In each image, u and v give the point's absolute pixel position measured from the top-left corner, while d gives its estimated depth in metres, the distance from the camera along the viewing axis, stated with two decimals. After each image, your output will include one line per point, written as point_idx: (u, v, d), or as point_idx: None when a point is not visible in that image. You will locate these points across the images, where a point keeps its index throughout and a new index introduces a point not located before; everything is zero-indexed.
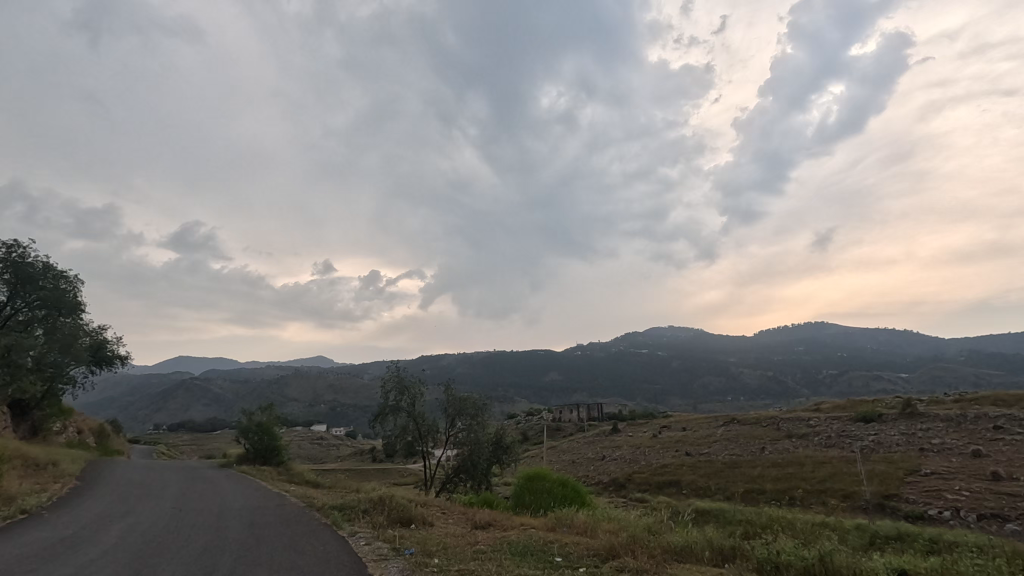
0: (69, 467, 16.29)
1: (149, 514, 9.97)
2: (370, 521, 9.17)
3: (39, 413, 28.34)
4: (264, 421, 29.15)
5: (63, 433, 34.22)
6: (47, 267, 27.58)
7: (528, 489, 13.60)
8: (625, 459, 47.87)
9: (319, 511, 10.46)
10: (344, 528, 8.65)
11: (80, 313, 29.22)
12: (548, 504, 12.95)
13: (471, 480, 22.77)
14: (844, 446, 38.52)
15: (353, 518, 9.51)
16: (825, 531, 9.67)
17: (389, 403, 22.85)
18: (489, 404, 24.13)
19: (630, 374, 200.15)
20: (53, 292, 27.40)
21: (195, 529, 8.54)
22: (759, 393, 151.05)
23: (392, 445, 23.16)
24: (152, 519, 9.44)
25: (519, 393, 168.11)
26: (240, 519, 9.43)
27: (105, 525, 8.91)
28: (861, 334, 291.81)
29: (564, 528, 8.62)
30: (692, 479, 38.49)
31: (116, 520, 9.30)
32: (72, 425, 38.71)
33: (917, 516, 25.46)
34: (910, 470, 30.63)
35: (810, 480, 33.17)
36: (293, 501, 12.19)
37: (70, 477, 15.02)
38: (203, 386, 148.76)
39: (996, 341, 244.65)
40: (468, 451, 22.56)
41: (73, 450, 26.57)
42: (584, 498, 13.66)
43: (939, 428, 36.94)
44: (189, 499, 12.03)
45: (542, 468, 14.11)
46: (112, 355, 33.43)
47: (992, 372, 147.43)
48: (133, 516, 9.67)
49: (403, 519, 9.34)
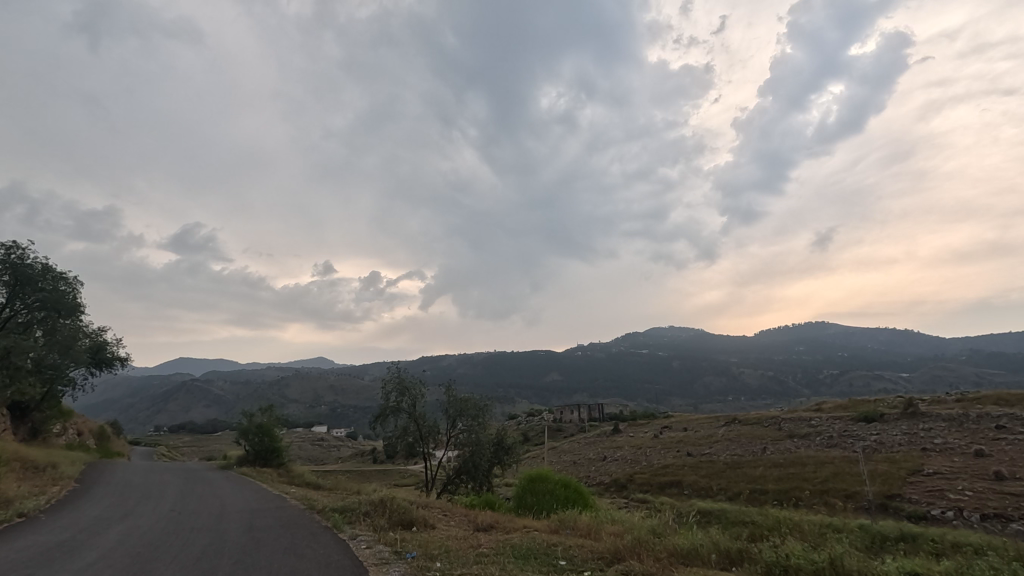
0: (68, 470, 16.21)
1: (147, 517, 9.85)
2: (372, 523, 9.08)
3: (39, 415, 28.28)
4: (265, 422, 29.04)
5: (63, 435, 34.13)
6: (47, 269, 27.45)
7: (530, 490, 13.49)
8: (627, 459, 47.75)
9: (319, 513, 10.37)
10: (345, 531, 8.55)
11: (80, 315, 29.10)
12: (549, 506, 12.85)
13: (472, 481, 22.68)
14: (846, 446, 38.39)
15: (354, 520, 9.41)
16: (830, 533, 9.51)
17: (389, 404, 22.74)
18: (490, 405, 24.02)
19: (631, 374, 199.99)
20: (53, 294, 27.27)
21: (193, 532, 8.45)
22: (759, 393, 150.83)
23: (393, 446, 23.07)
24: (151, 522, 9.36)
25: (520, 393, 167.94)
26: (238, 522, 9.34)
27: (103, 528, 8.80)
28: (861, 334, 291.34)
29: (568, 531, 8.52)
30: (694, 479, 38.39)
31: (114, 523, 9.20)
32: (72, 426, 38.67)
33: (919, 516, 25.34)
34: (912, 470, 30.49)
35: (812, 480, 33.06)
36: (293, 504, 12.10)
37: (69, 479, 14.91)
38: (204, 388, 148.68)
39: (997, 341, 244.08)
40: (469, 452, 22.43)
41: (73, 452, 26.50)
42: (586, 500, 13.56)
43: (941, 428, 36.79)
44: (189, 502, 11.95)
45: (543, 470, 14.01)
46: (112, 356, 33.34)
47: (994, 372, 146.82)
48: (131, 519, 9.60)
49: (404, 521, 9.24)
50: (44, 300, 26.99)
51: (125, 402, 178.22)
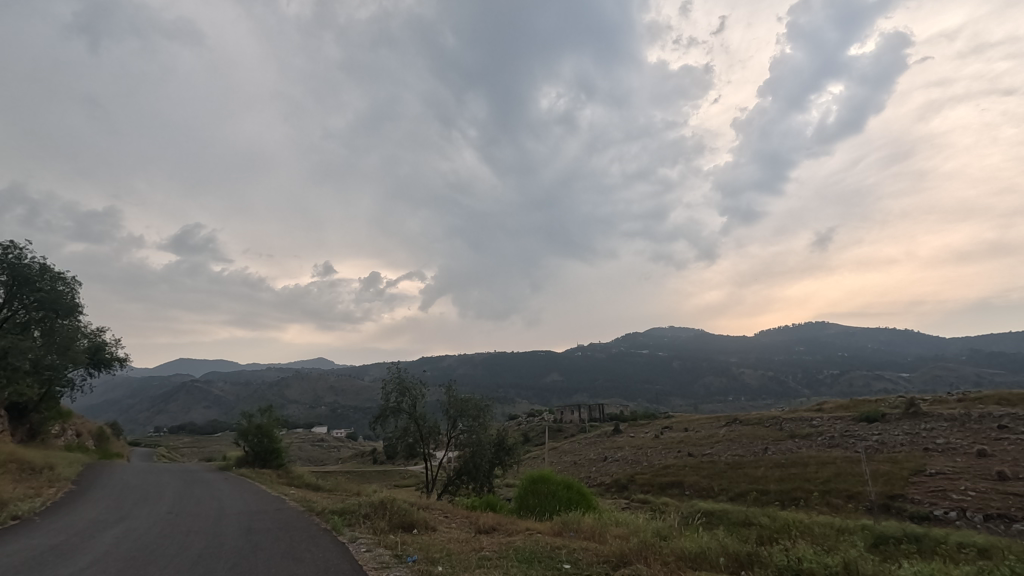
0: (65, 471, 16.02)
1: (145, 519, 9.76)
2: (371, 525, 8.93)
3: (37, 416, 28.11)
4: (264, 423, 28.87)
5: (62, 436, 33.95)
6: (44, 268, 27.28)
7: (532, 491, 13.33)
8: (628, 460, 47.61)
9: (319, 516, 10.18)
10: (345, 533, 8.42)
11: (78, 315, 28.92)
12: (551, 507, 12.69)
13: (473, 482, 22.53)
14: (848, 446, 38.24)
15: (354, 522, 9.28)
16: (837, 535, 9.31)
17: (390, 404, 22.59)
18: (491, 405, 23.87)
19: (631, 374, 199.83)
20: (51, 294, 27.10)
21: (190, 534, 8.33)
22: (760, 393, 150.71)
23: (393, 447, 22.93)
24: (147, 524, 9.24)
25: (520, 394, 167.94)
26: (236, 524, 9.23)
27: (98, 530, 8.67)
28: (862, 334, 291.05)
29: (571, 533, 8.37)
30: (695, 480, 38.27)
31: (110, 526, 9.07)
32: (71, 427, 38.56)
33: (922, 516, 25.20)
34: (915, 470, 30.36)
35: (813, 481, 32.94)
36: (293, 504, 12.02)
37: (65, 481, 14.75)
38: (204, 389, 148.63)
39: (998, 340, 243.74)
40: (470, 453, 22.25)
41: (73, 454, 26.32)
42: (590, 501, 13.43)
43: (943, 428, 36.60)
44: (186, 503, 11.83)
45: (545, 470, 13.85)
46: (111, 356, 33.16)
47: (996, 372, 146.34)
48: (127, 522, 9.48)
49: (404, 523, 9.09)
50: (42, 300, 26.82)
51: (125, 403, 178.19)
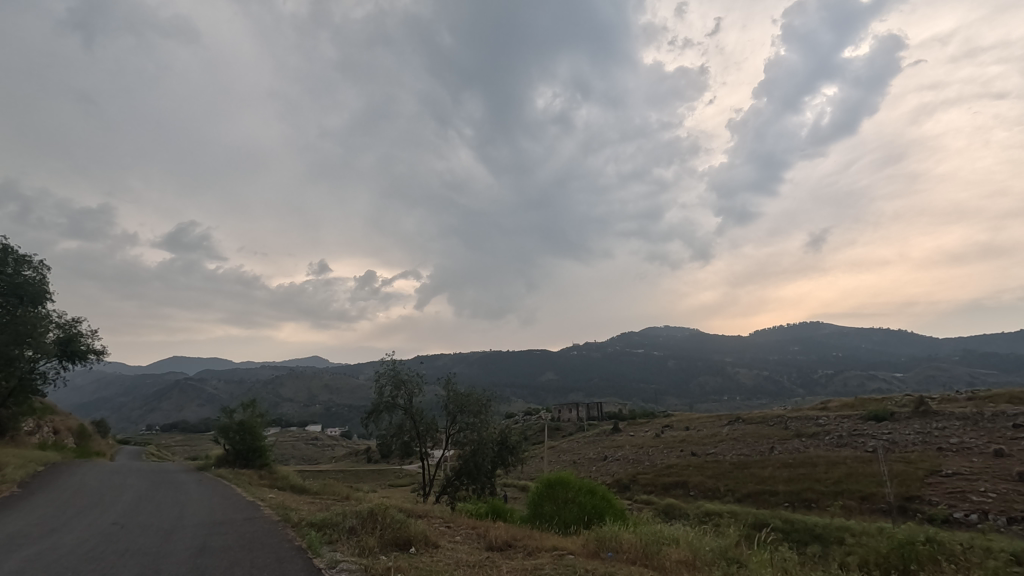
0: (11, 473, 13.98)
1: (81, 534, 8.04)
2: (358, 544, 7.10)
3: (5, 412, 25.76)
4: (247, 420, 26.86)
5: (37, 434, 31.89)
6: (6, 252, 25.68)
7: (547, 498, 11.54)
8: (628, 459, 46.11)
9: (294, 529, 8.41)
10: (322, 555, 6.61)
11: (44, 303, 27.08)
12: (570, 520, 10.89)
13: (474, 483, 20.73)
14: (857, 446, 36.65)
15: (336, 539, 7.49)
16: None
17: (384, 399, 20.82)
18: (492, 401, 21.93)
19: (626, 372, 198.41)
20: (11, 277, 25.48)
21: (122, 557, 6.57)
22: (755, 393, 149.16)
23: (387, 446, 21.09)
24: (79, 540, 7.54)
25: (514, 393, 166.33)
26: (188, 542, 7.48)
27: (15, 547, 7.02)
28: (856, 334, 290.60)
29: (610, 554, 6.62)
30: (699, 480, 36.62)
31: (34, 541, 7.45)
32: (49, 424, 36.50)
33: (942, 519, 23.63)
34: (931, 470, 28.80)
35: (824, 481, 31.32)
36: (268, 513, 10.33)
37: (9, 484, 12.81)
38: (197, 386, 145.79)
39: (991, 341, 244.47)
40: (470, 451, 20.41)
41: (42, 453, 24.13)
42: (615, 508, 11.62)
43: (957, 427, 35.01)
44: (141, 513, 10.03)
45: (564, 472, 12.00)
46: (86, 349, 31.08)
47: (986, 372, 147.00)
48: (54, 537, 7.72)
49: (398, 540, 7.30)
50: (5, 285, 25.28)
51: (117, 401, 174.26)
